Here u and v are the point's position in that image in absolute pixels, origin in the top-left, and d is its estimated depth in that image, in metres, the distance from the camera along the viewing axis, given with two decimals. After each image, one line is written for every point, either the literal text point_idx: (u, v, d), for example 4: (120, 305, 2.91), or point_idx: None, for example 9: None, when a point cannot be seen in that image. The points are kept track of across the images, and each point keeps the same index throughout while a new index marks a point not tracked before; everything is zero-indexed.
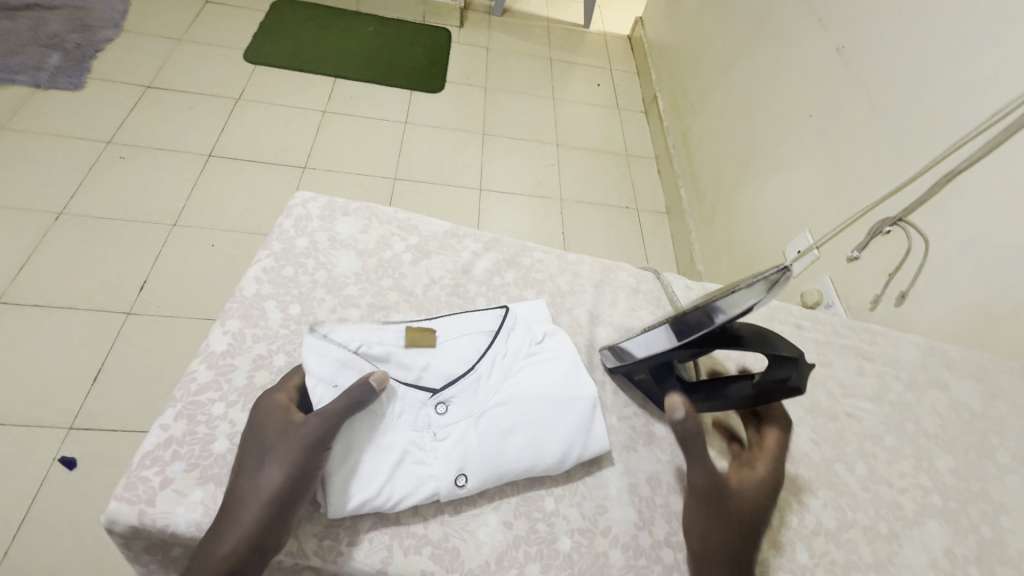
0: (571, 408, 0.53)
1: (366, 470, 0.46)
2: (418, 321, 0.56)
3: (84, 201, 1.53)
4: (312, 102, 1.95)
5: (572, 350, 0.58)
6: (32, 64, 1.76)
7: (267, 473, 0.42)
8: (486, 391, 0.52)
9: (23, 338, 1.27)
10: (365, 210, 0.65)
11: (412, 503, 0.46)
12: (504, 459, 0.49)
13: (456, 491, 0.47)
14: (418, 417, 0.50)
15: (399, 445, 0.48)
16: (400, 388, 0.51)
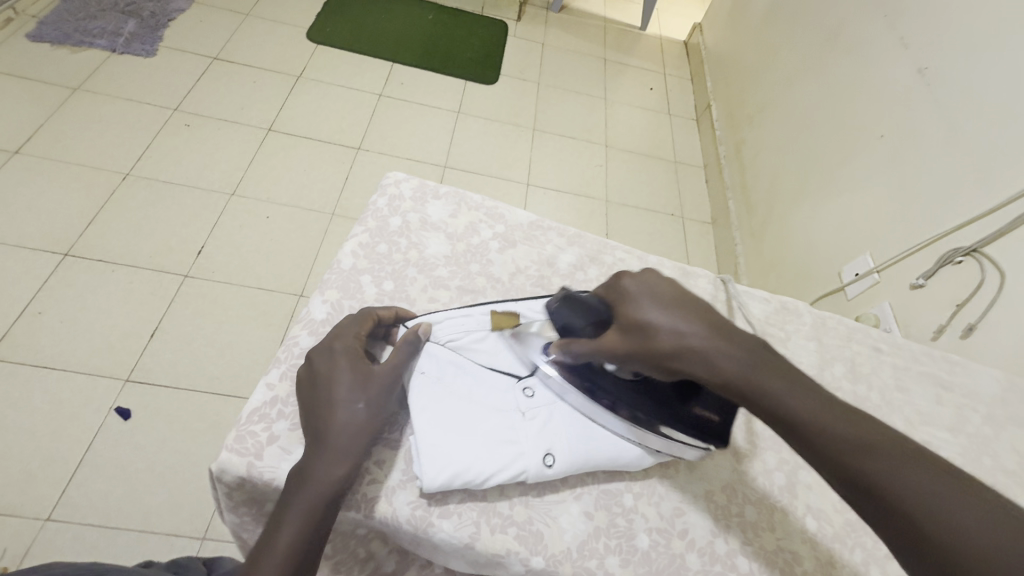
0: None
1: (456, 441, 0.46)
2: (502, 305, 0.56)
3: (150, 164, 1.59)
4: (369, 85, 1.98)
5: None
6: (109, 29, 1.83)
7: (349, 410, 0.45)
8: None
9: (88, 290, 1.33)
10: (454, 195, 0.66)
11: (500, 479, 0.46)
12: (588, 444, 0.49)
13: (544, 471, 0.48)
14: (506, 398, 0.51)
15: (491, 422, 0.49)
16: (488, 372, 0.52)
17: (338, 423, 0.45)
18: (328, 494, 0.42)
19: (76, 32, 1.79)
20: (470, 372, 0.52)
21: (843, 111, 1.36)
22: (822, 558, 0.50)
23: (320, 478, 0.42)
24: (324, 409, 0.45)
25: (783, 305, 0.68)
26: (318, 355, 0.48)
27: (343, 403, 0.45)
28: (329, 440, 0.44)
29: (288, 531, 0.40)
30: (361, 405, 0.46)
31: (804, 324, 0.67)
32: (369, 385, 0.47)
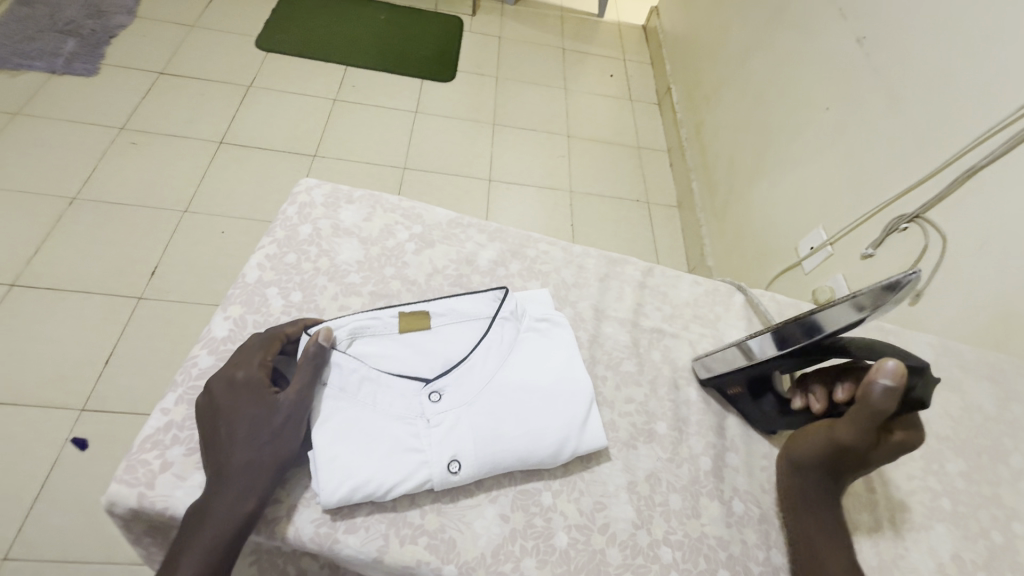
0: (572, 394, 0.53)
1: (356, 455, 0.46)
2: (412, 304, 0.56)
3: (97, 187, 1.55)
4: (323, 90, 1.95)
5: (568, 330, 0.58)
6: (48, 50, 1.78)
7: (252, 444, 0.44)
8: (479, 377, 0.52)
9: (38, 320, 1.30)
10: (369, 198, 0.65)
11: (402, 489, 0.46)
12: (497, 447, 0.48)
13: (449, 478, 0.47)
14: (411, 405, 0.50)
15: (393, 432, 0.48)
16: (395, 379, 0.51)
17: (240, 458, 0.43)
18: (230, 531, 0.41)
19: (13, 56, 1.74)
20: (377, 380, 0.51)
21: (792, 86, 1.36)
22: (748, 540, 0.51)
23: (222, 516, 0.41)
24: (225, 442, 0.44)
25: (714, 287, 0.69)
26: (219, 387, 0.47)
27: (246, 434, 0.44)
28: (229, 476, 0.43)
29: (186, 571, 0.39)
30: (264, 437, 0.44)
31: (733, 304, 0.68)
32: (274, 413, 0.46)
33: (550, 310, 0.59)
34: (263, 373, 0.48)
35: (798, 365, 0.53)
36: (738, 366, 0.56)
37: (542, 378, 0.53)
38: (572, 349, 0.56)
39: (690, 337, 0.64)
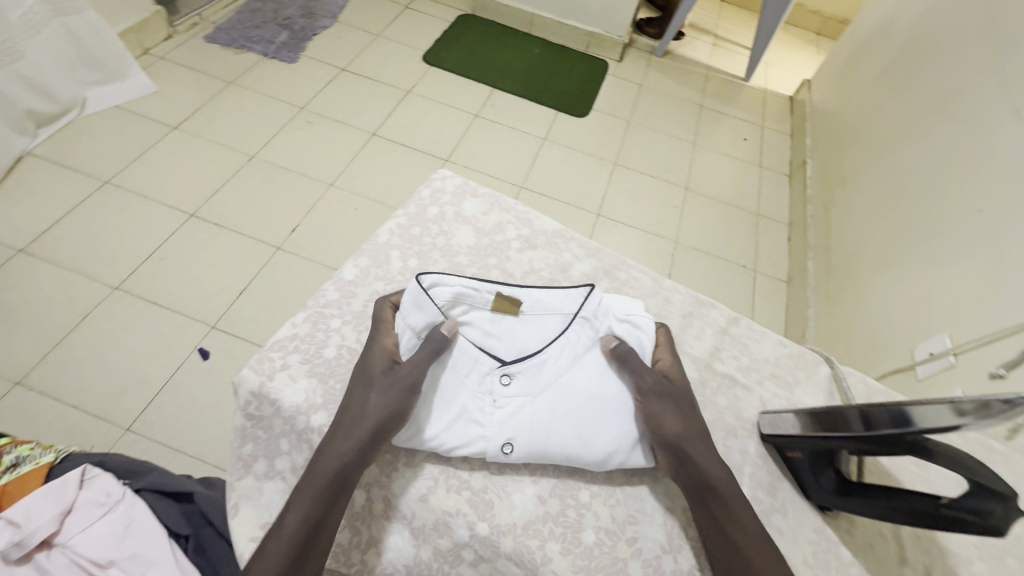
0: (626, 407, 0.61)
1: (436, 413, 0.59)
2: (510, 290, 0.67)
3: (271, 151, 1.85)
4: (468, 105, 2.16)
5: (651, 328, 0.65)
6: (266, 38, 2.19)
7: (366, 401, 0.55)
8: (547, 373, 0.62)
9: (202, 246, 1.58)
10: (491, 197, 0.76)
11: (465, 453, 0.58)
12: (547, 443, 0.58)
13: (502, 456, 0.58)
14: (487, 382, 0.62)
15: (465, 402, 0.60)
16: (478, 354, 0.63)
17: (354, 413, 0.54)
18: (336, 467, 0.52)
19: (241, 39, 2.16)
20: (465, 352, 0.63)
21: (941, 180, 1.27)
22: None
23: (333, 455, 0.52)
24: (348, 396, 0.56)
25: (801, 352, 0.70)
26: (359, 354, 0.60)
27: (362, 394, 0.55)
28: (347, 426, 0.54)
29: (299, 503, 0.50)
30: (374, 393, 0.55)
31: (818, 372, 0.68)
32: (382, 382, 0.56)
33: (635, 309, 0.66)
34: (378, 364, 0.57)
35: (875, 452, 0.50)
36: (805, 430, 0.56)
37: (602, 387, 0.62)
38: (640, 351, 0.63)
39: (762, 393, 0.66)
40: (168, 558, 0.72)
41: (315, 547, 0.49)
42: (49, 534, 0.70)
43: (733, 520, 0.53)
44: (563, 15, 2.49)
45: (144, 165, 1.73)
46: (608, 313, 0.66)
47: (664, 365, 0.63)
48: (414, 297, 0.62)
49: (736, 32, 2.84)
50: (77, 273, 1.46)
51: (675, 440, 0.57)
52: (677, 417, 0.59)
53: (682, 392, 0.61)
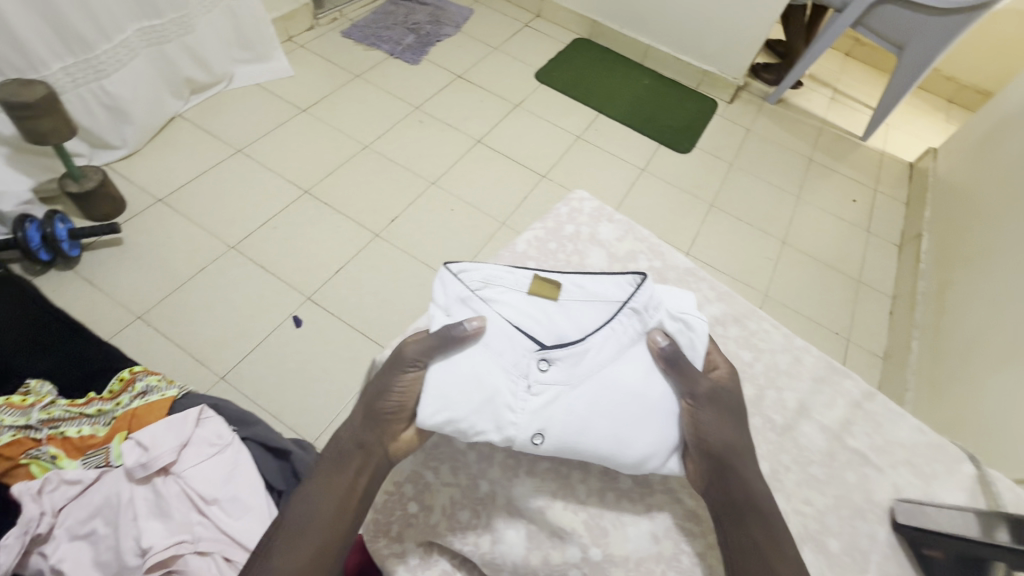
0: (670, 411, 0.63)
1: (458, 396, 0.60)
2: (550, 278, 0.71)
3: (384, 144, 1.97)
4: (571, 128, 2.21)
5: (703, 330, 0.67)
6: (394, 40, 2.34)
7: (375, 391, 0.61)
8: (583, 367, 0.64)
9: (311, 222, 1.69)
10: (626, 223, 0.81)
11: (494, 439, 0.60)
12: (578, 438, 0.61)
13: (533, 446, 0.61)
14: (521, 367, 0.64)
15: (498, 386, 0.62)
16: (515, 338, 0.66)
17: (366, 402, 0.61)
18: (347, 447, 0.59)
19: (372, 38, 2.33)
20: (496, 335, 0.65)
21: None
22: None
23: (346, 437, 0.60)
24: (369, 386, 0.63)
25: (940, 442, 0.68)
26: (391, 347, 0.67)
27: (374, 384, 0.62)
28: (360, 412, 0.61)
29: (316, 476, 0.58)
30: (385, 384, 0.61)
31: (958, 469, 0.65)
32: (390, 370, 0.61)
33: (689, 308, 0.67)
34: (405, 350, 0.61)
35: None
36: (960, 532, 0.55)
37: (645, 386, 0.64)
38: (687, 353, 0.65)
39: (895, 479, 0.65)
40: (263, 505, 0.78)
41: (327, 513, 0.55)
42: (168, 462, 0.77)
43: (760, 538, 0.56)
44: (678, 51, 2.50)
45: (273, 140, 1.88)
46: (658, 310, 0.68)
47: (717, 373, 0.66)
48: (450, 278, 0.68)
49: (857, 89, 2.72)
50: (202, 227, 1.61)
51: (717, 450, 0.61)
52: (724, 425, 0.62)
53: (731, 401, 0.64)
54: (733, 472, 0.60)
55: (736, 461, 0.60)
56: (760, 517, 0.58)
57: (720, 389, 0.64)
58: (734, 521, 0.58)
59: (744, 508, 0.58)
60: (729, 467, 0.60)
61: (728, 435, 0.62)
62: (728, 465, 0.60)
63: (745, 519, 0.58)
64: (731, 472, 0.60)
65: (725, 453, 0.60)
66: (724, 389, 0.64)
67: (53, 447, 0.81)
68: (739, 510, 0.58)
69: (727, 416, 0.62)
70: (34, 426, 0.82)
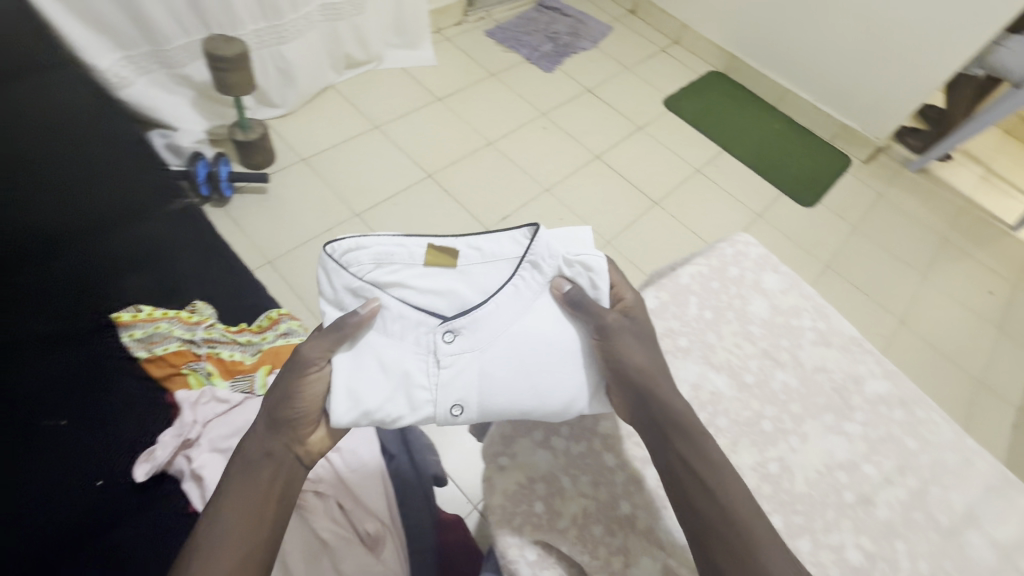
0: (582, 351, 0.65)
1: (370, 384, 0.62)
2: (443, 245, 0.72)
3: (507, 143, 2.04)
4: (690, 159, 2.18)
5: (603, 266, 0.67)
6: (533, 45, 2.42)
7: (271, 403, 0.63)
8: (487, 332, 0.66)
9: (429, 205, 1.78)
10: (792, 276, 0.77)
11: (412, 421, 0.63)
12: (496, 403, 0.63)
13: (455, 419, 0.63)
14: (428, 344, 0.66)
15: (408, 369, 0.64)
16: (417, 319, 0.67)
17: (264, 418, 0.63)
18: (254, 461, 0.60)
19: (513, 40, 2.41)
20: (395, 319, 0.66)
21: None
22: None
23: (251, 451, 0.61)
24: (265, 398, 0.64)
25: None
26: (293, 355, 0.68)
27: (270, 395, 0.63)
28: (261, 424, 0.63)
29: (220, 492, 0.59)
30: (281, 397, 0.62)
31: None
32: (285, 378, 0.63)
33: (584, 248, 0.68)
34: (302, 351, 0.63)
35: None
36: None
37: (554, 334, 0.66)
38: (586, 294, 0.66)
39: None
40: (380, 465, 0.80)
41: (237, 522, 0.56)
42: None
43: (695, 462, 0.56)
44: (819, 100, 2.39)
45: (408, 121, 2.00)
46: (554, 254, 0.69)
47: (623, 306, 0.68)
48: (338, 270, 0.68)
49: (1014, 172, 2.47)
50: (334, 190, 1.74)
51: (638, 376, 0.61)
52: (641, 352, 0.63)
53: (649, 336, 0.65)
54: (659, 398, 0.60)
55: (661, 387, 0.61)
56: (697, 448, 0.57)
57: (625, 323, 0.65)
58: (668, 448, 0.57)
59: (672, 434, 0.57)
60: (651, 393, 0.60)
61: (643, 365, 0.62)
62: (646, 387, 0.60)
63: (676, 445, 0.57)
64: (651, 398, 0.60)
65: (643, 379, 0.61)
66: (637, 327, 0.65)
67: (210, 365, 0.96)
68: (669, 437, 0.58)
69: (639, 350, 0.63)
70: (195, 341, 0.98)
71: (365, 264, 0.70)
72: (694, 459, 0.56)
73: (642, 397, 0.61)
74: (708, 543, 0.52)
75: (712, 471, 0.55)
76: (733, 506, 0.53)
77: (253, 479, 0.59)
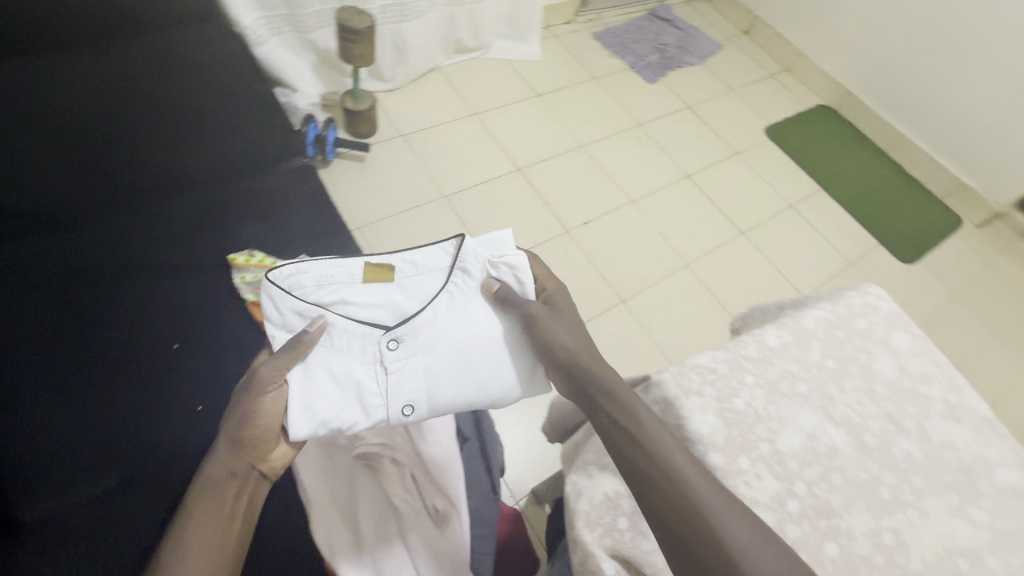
0: (513, 343, 0.71)
1: (324, 396, 0.67)
2: (381, 259, 0.74)
3: (599, 149, 2.02)
4: (785, 193, 2.09)
5: (524, 262, 0.72)
6: (639, 54, 2.39)
7: (230, 423, 0.65)
8: (429, 334, 0.70)
9: (515, 199, 1.80)
10: (923, 342, 0.66)
11: (366, 426, 0.68)
12: (446, 400, 0.69)
13: (409, 419, 0.68)
14: (376, 354, 0.70)
15: (360, 379, 0.69)
16: (362, 332, 0.70)
17: (225, 438, 0.65)
18: (219, 480, 0.63)
19: (619, 47, 2.39)
20: (343, 335, 0.70)
21: None
22: None
23: (216, 471, 0.63)
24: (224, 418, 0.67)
25: None
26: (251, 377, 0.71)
27: (229, 414, 0.66)
28: (222, 444, 0.65)
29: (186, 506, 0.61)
30: (239, 417, 0.65)
31: None
32: (241, 398, 0.66)
33: (507, 249, 0.72)
34: (258, 372, 0.65)
35: None
36: None
37: (488, 330, 0.71)
38: (511, 289, 0.71)
39: None
40: (455, 447, 0.82)
41: (210, 530, 0.59)
42: None
43: (627, 412, 0.55)
44: (938, 152, 2.22)
45: (505, 113, 2.02)
46: (481, 258, 0.73)
47: (547, 295, 0.73)
48: (281, 294, 0.69)
49: None
50: (427, 170, 1.78)
51: (563, 353, 0.65)
52: (562, 329, 0.67)
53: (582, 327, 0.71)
54: (581, 363, 0.62)
55: (586, 360, 0.63)
56: (630, 401, 0.56)
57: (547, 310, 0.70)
58: (596, 406, 0.58)
59: (601, 391, 0.59)
60: (571, 358, 0.64)
61: (565, 342, 0.65)
62: (569, 356, 0.64)
63: (602, 398, 0.58)
64: (578, 364, 0.63)
65: (565, 352, 0.65)
66: (563, 313, 0.71)
67: None
68: (598, 394, 0.59)
69: (559, 334, 0.66)
70: None
71: (307, 286, 0.71)
72: (619, 409, 0.55)
73: (567, 364, 0.64)
74: (641, 479, 0.50)
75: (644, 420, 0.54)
76: (655, 443, 0.51)
77: (218, 499, 0.62)
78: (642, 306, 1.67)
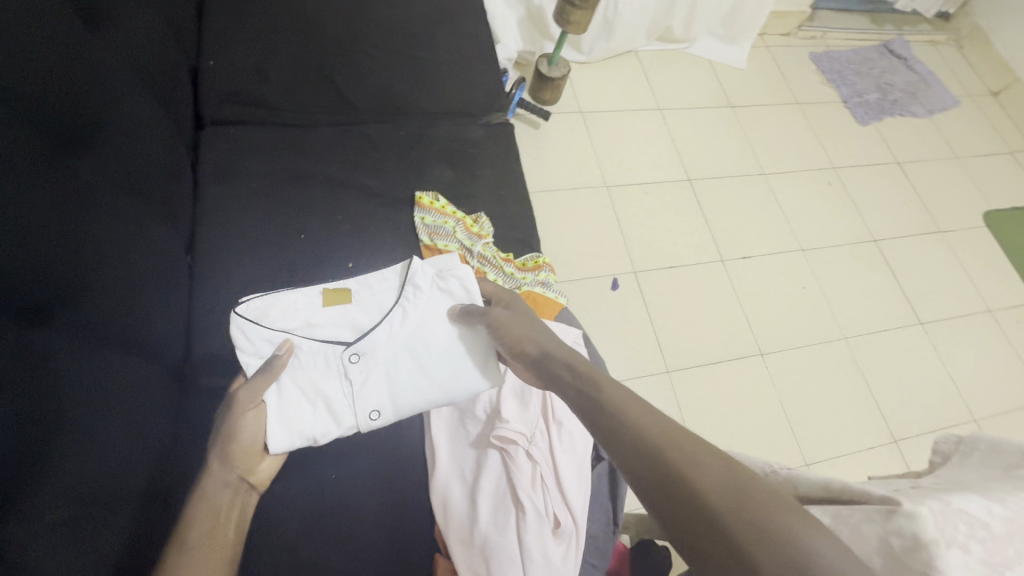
0: (463, 347, 0.75)
1: (297, 410, 0.74)
2: (336, 287, 0.82)
3: (781, 181, 1.82)
4: (987, 294, 1.76)
5: (467, 271, 0.81)
6: (857, 88, 2.10)
7: (216, 440, 0.71)
8: (386, 346, 0.77)
9: (675, 210, 1.68)
10: None
11: (338, 433, 0.74)
12: (412, 403, 0.74)
13: (377, 423, 0.74)
14: (338, 371, 0.76)
15: (328, 392, 0.75)
16: (325, 352, 0.77)
17: (214, 454, 0.71)
18: (210, 494, 0.69)
19: (837, 75, 2.11)
20: (308, 359, 0.77)
21: None
22: None
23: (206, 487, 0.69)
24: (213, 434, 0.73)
25: None
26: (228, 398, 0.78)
27: (217, 432, 0.72)
28: (212, 459, 0.71)
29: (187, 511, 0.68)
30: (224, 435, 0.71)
31: None
32: (226, 418, 0.72)
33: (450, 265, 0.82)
34: (236, 395, 0.72)
35: None
36: None
37: (441, 337, 0.76)
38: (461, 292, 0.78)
39: None
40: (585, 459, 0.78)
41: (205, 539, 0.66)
42: None
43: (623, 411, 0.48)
44: None
45: (691, 117, 1.87)
46: (428, 274, 0.82)
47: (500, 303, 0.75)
48: (250, 326, 0.75)
49: None
50: (596, 155, 1.70)
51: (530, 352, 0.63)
52: (530, 330, 0.66)
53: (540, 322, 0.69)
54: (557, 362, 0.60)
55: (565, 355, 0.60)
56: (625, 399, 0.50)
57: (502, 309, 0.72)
58: (582, 399, 0.53)
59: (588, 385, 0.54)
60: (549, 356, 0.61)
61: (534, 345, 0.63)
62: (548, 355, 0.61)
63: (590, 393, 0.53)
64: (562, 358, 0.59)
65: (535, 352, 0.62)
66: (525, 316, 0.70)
67: None
68: (587, 389, 0.54)
69: (515, 336, 0.65)
70: (472, 252, 0.97)
71: (274, 316, 0.77)
72: (609, 409, 0.50)
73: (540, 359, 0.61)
74: (651, 476, 0.42)
75: (635, 418, 0.47)
76: (653, 440, 0.44)
77: (214, 510, 0.68)
78: (781, 366, 1.50)
